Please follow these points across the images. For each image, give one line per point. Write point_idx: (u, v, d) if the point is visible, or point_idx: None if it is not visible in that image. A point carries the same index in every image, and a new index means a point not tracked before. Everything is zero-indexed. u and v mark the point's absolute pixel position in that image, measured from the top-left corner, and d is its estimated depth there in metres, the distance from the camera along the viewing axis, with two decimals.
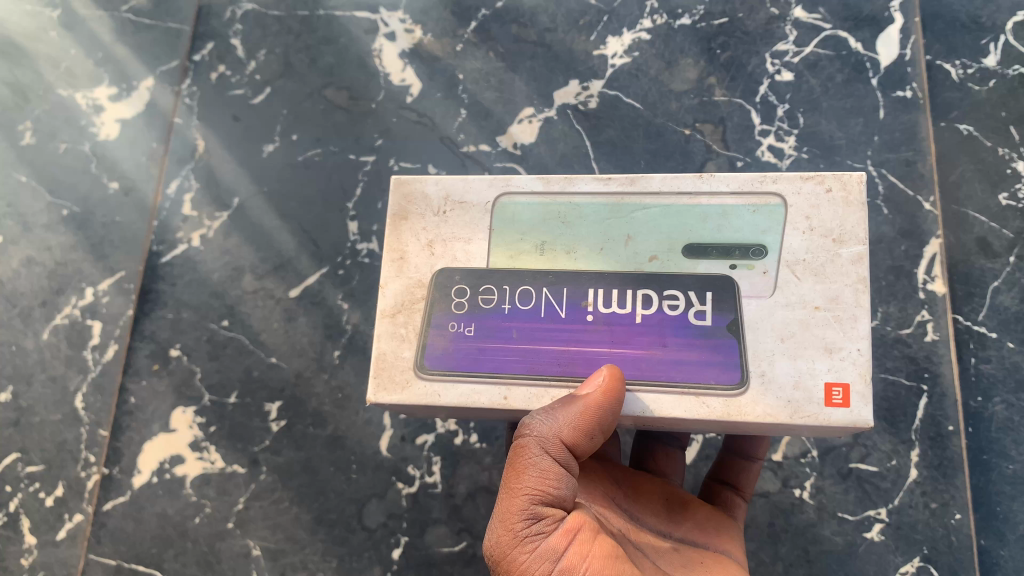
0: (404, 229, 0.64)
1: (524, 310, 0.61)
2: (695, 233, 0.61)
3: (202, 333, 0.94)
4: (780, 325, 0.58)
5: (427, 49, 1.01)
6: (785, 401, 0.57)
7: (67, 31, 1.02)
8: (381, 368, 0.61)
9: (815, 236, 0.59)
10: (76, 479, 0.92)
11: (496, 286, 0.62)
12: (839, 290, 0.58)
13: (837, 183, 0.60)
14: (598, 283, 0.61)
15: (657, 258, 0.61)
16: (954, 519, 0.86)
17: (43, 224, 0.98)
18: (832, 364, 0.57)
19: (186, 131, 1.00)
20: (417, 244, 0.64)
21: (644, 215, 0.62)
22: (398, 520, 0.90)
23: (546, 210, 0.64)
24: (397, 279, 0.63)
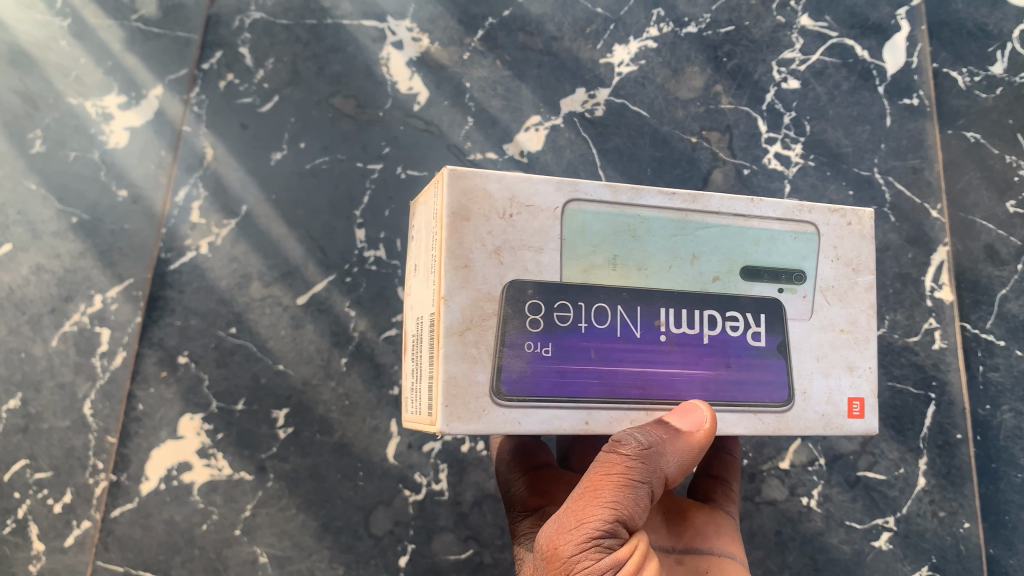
0: (467, 229, 0.60)
1: (600, 330, 0.61)
2: (749, 254, 0.64)
3: (210, 340, 0.94)
4: (816, 346, 0.64)
5: (434, 58, 1.01)
6: (818, 415, 0.64)
7: (77, 40, 1.02)
8: (454, 395, 0.58)
9: (840, 264, 0.66)
10: (85, 486, 0.92)
11: (571, 304, 0.61)
12: (858, 314, 0.65)
13: (858, 216, 0.66)
14: (668, 303, 0.62)
15: (719, 278, 0.64)
16: (962, 528, 0.86)
17: (52, 231, 0.98)
18: (853, 381, 0.65)
19: (195, 139, 1.00)
20: (481, 251, 0.60)
21: (706, 235, 0.64)
22: (404, 527, 0.90)
23: (616, 222, 0.62)
24: (463, 291, 0.59)
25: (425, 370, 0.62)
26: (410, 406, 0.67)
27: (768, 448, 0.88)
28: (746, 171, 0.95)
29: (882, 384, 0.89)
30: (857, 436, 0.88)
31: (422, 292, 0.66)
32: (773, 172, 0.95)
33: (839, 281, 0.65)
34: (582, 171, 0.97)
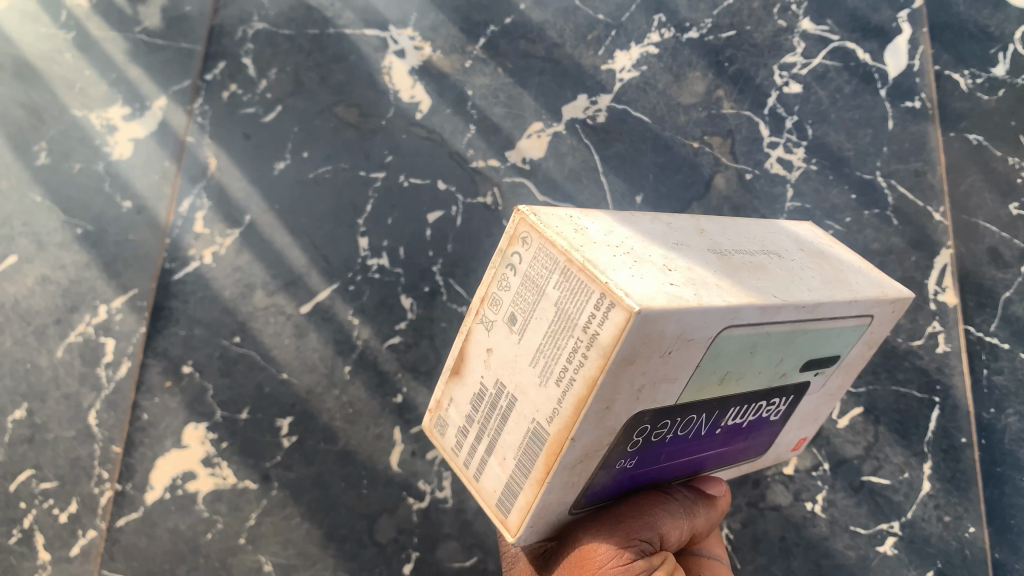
0: (629, 376, 0.48)
1: (683, 433, 0.59)
2: (819, 350, 0.61)
3: (214, 350, 0.95)
4: (804, 409, 0.70)
5: (436, 66, 1.02)
6: (776, 455, 0.75)
7: (81, 53, 1.04)
8: (535, 517, 0.56)
9: (864, 344, 0.65)
10: (90, 495, 0.92)
11: (672, 422, 0.56)
12: (834, 390, 0.69)
13: (897, 300, 0.63)
14: (739, 403, 0.60)
15: (786, 374, 0.61)
16: (968, 533, 0.85)
17: (57, 243, 0.99)
18: (808, 428, 0.74)
19: (198, 150, 1.01)
20: (622, 403, 0.50)
21: (807, 341, 0.58)
22: (408, 535, 0.90)
23: (750, 342, 0.53)
24: (595, 430, 0.51)
25: (494, 447, 0.57)
26: (449, 431, 0.62)
27: None
28: (748, 176, 0.95)
29: (886, 389, 0.89)
30: (861, 441, 0.88)
31: (499, 344, 0.54)
32: (776, 176, 0.95)
33: (854, 360, 0.66)
34: (584, 177, 0.96)
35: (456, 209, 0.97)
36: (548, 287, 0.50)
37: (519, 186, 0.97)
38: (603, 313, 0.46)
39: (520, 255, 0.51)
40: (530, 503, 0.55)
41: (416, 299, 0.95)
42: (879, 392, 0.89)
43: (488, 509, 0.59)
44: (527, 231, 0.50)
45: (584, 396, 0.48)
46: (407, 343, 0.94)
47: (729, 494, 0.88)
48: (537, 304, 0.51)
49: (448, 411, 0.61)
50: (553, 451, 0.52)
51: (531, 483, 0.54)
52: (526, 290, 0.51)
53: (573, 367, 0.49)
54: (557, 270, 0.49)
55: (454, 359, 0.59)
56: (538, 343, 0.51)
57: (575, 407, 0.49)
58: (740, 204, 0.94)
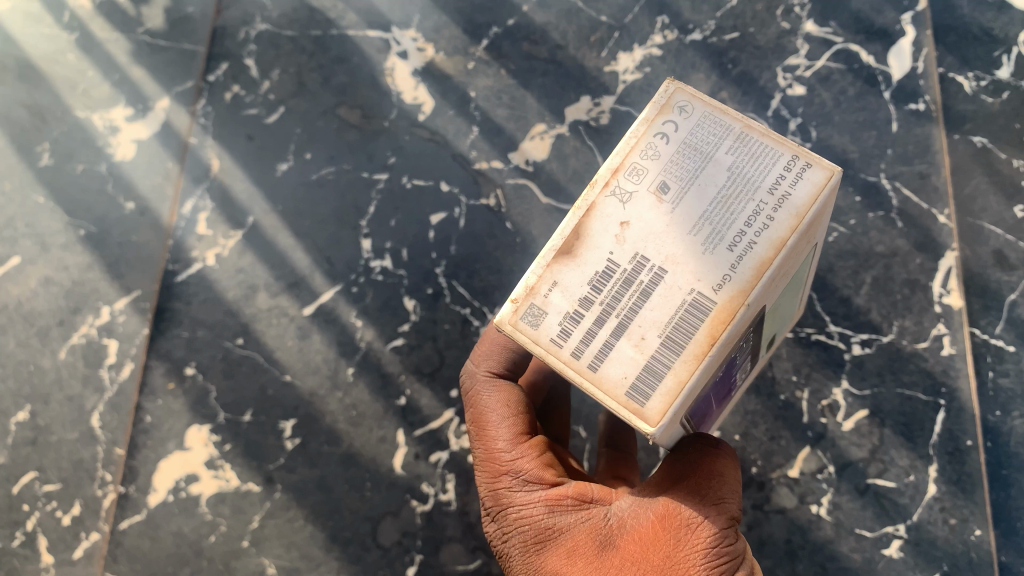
0: (789, 254, 0.53)
1: (734, 363, 0.63)
2: (790, 297, 0.68)
3: (217, 352, 0.95)
4: (752, 368, 0.78)
5: (439, 67, 1.01)
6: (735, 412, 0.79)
7: (84, 53, 1.04)
8: (682, 403, 0.51)
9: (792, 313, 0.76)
10: (93, 498, 0.92)
11: (748, 338, 0.60)
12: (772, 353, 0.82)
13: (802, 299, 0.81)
14: (753, 344, 0.65)
15: (772, 318, 0.67)
16: (974, 536, 0.85)
17: (60, 244, 0.99)
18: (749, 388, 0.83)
19: (200, 151, 1.01)
20: (773, 280, 0.54)
21: (794, 292, 0.67)
22: (412, 537, 0.90)
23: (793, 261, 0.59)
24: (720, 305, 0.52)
25: (625, 328, 0.53)
26: (547, 321, 0.54)
27: (777, 456, 0.89)
28: None
29: (891, 391, 0.89)
30: (867, 443, 0.88)
31: (642, 215, 0.54)
32: None
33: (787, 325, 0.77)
34: (587, 179, 0.96)
35: (459, 211, 0.97)
36: (717, 154, 0.54)
37: (522, 188, 0.97)
38: (795, 173, 0.53)
39: (675, 123, 0.55)
40: (681, 383, 0.51)
41: (420, 301, 0.94)
42: (883, 395, 0.89)
43: (614, 404, 0.52)
44: (684, 101, 0.55)
45: (770, 256, 0.52)
46: (410, 344, 0.93)
47: None
48: (705, 169, 0.54)
49: (549, 297, 0.54)
50: (721, 319, 0.52)
51: (685, 358, 0.52)
52: (684, 155, 0.55)
53: (755, 232, 0.52)
54: (729, 137, 0.55)
55: (565, 237, 0.54)
56: (702, 210, 0.53)
57: (775, 251, 0.52)
58: None
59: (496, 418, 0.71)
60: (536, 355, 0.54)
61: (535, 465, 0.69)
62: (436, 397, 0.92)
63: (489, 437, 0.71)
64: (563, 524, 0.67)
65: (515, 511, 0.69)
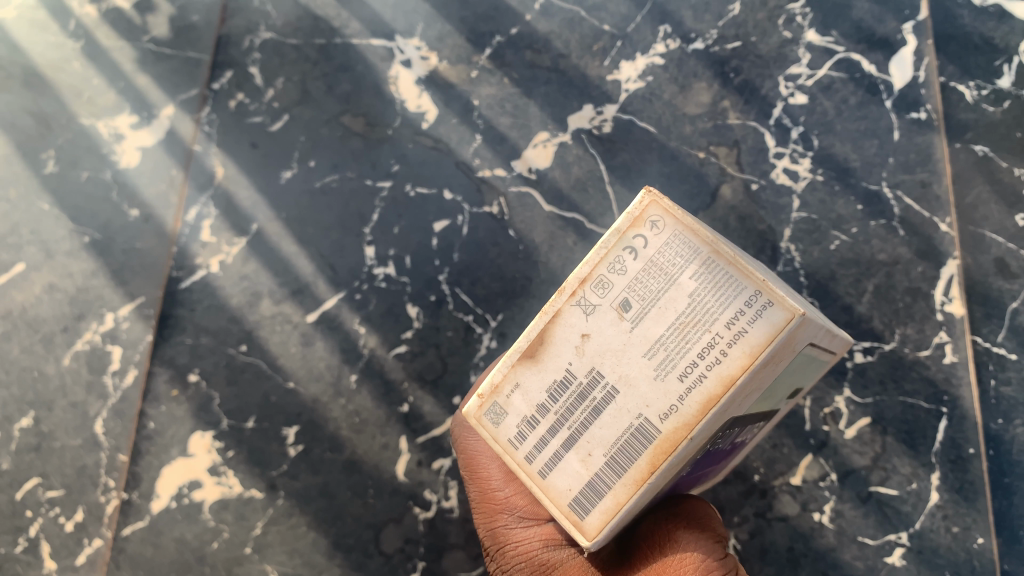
0: (747, 386, 0.48)
1: (720, 446, 0.60)
2: (806, 375, 0.62)
3: (221, 358, 0.95)
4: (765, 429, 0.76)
5: (443, 76, 1.02)
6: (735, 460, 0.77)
7: (90, 61, 1.05)
8: (621, 521, 0.50)
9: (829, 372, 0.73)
10: (96, 504, 0.92)
11: (730, 431, 0.57)
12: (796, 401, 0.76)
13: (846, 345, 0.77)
14: (751, 424, 0.62)
15: (781, 397, 0.62)
16: (976, 544, 0.85)
17: (65, 251, 0.99)
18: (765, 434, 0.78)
19: (205, 158, 1.01)
20: (734, 405, 0.49)
21: (811, 367, 0.60)
22: (415, 545, 0.90)
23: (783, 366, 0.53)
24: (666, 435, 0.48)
25: (575, 440, 0.51)
26: (506, 421, 0.53)
27: (779, 464, 0.89)
28: (754, 186, 0.95)
29: (893, 399, 0.89)
30: (869, 451, 0.88)
31: (603, 330, 0.50)
32: (782, 187, 0.95)
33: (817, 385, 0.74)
34: (590, 187, 0.96)
35: (462, 219, 0.97)
36: (680, 278, 0.48)
37: (525, 196, 0.97)
38: (754, 311, 0.46)
39: (645, 239, 0.49)
40: (619, 504, 0.49)
41: (423, 308, 0.95)
42: (886, 403, 0.89)
43: (557, 512, 0.51)
44: (658, 215, 0.49)
45: (718, 394, 0.47)
46: (413, 351, 0.94)
47: (736, 503, 0.89)
48: (667, 291, 0.49)
49: (510, 398, 0.53)
50: (663, 449, 0.48)
51: (627, 481, 0.49)
52: (650, 274, 0.49)
53: (705, 363, 0.47)
54: (696, 260, 0.48)
55: (530, 341, 0.53)
56: (660, 334, 0.48)
57: (723, 389, 0.47)
58: (746, 214, 0.95)
59: (487, 460, 0.73)
60: (494, 451, 0.54)
61: (528, 501, 0.70)
62: (439, 404, 0.92)
63: (483, 478, 0.73)
64: (556, 559, 0.66)
65: (512, 548, 0.69)
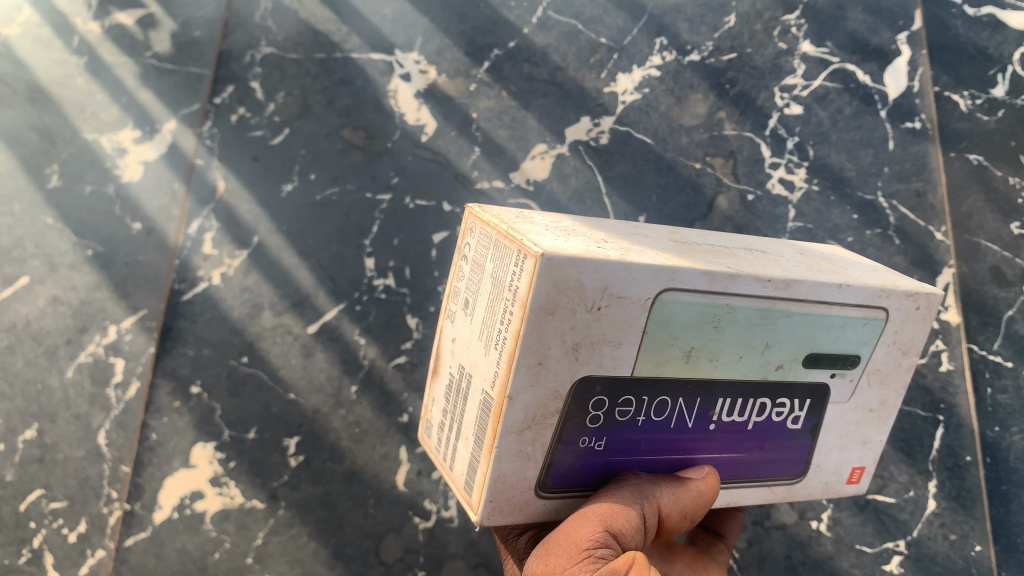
0: (550, 333, 0.52)
1: (654, 420, 0.60)
2: (775, 335, 0.59)
3: (222, 370, 0.95)
4: (840, 425, 0.67)
5: (441, 89, 1.03)
6: (824, 483, 0.69)
7: (92, 76, 1.06)
8: (494, 493, 0.57)
9: (892, 350, 0.65)
10: (99, 515, 0.92)
11: (633, 398, 0.58)
12: (888, 396, 0.68)
13: (925, 304, 0.64)
14: (730, 394, 0.61)
15: (784, 366, 0.61)
16: (973, 551, 0.85)
17: (68, 264, 1.00)
18: (863, 453, 0.69)
19: (207, 172, 1.02)
20: (552, 360, 0.53)
21: (738, 328, 0.58)
22: (415, 554, 0.91)
23: (657, 322, 0.55)
24: (530, 390, 0.54)
25: (461, 430, 0.60)
26: (433, 433, 0.65)
27: None
28: (750, 197, 0.96)
29: None
30: None
31: (461, 331, 0.60)
32: (778, 197, 0.96)
33: (883, 366, 0.66)
34: (588, 199, 0.98)
35: None
36: (489, 265, 0.56)
37: (524, 208, 0.98)
38: (520, 270, 0.51)
39: (472, 246, 0.59)
40: (485, 474, 0.56)
41: (422, 319, 0.96)
42: None
43: (459, 494, 0.60)
44: (473, 225, 0.60)
45: (511, 350, 0.52)
46: (413, 362, 0.95)
47: None
48: (484, 281, 0.57)
49: (433, 413, 0.65)
50: (496, 412, 0.55)
51: (484, 452, 0.57)
52: (476, 274, 0.58)
53: (504, 325, 0.53)
54: (491, 246, 0.56)
55: (433, 360, 0.65)
56: (485, 316, 0.56)
57: (513, 342, 0.52)
58: (743, 224, 0.96)
59: None
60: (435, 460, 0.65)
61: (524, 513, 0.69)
62: None
63: None
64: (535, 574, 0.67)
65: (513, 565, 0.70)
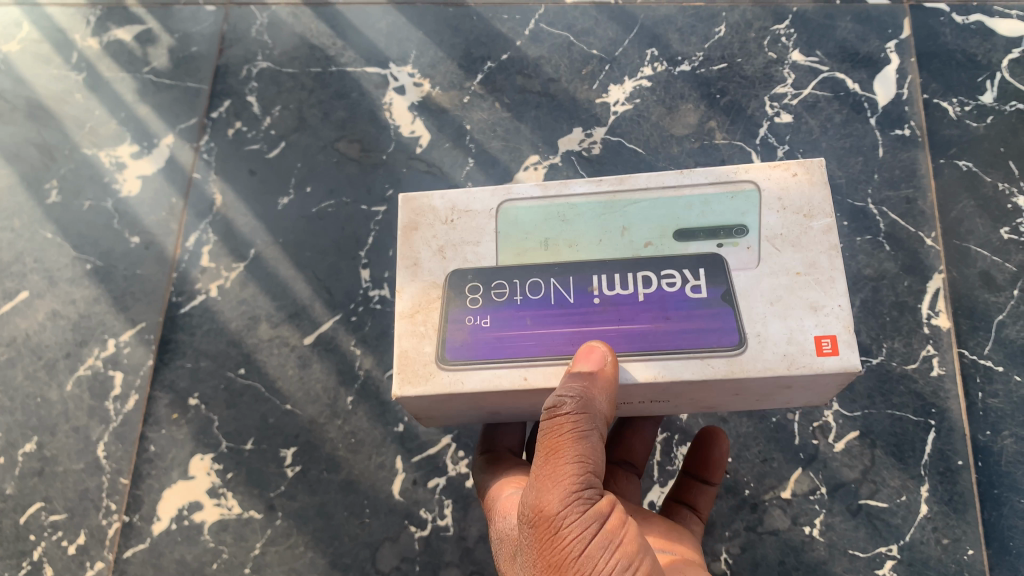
0: (418, 240, 0.64)
1: (533, 296, 0.62)
2: (630, 222, 0.63)
3: (220, 381, 0.96)
4: (766, 292, 0.59)
5: (436, 102, 1.05)
6: (781, 354, 0.58)
7: (92, 93, 1.08)
8: (404, 372, 0.60)
9: (788, 213, 0.61)
10: (98, 527, 0.92)
11: (507, 282, 0.62)
12: (815, 257, 0.60)
13: (801, 167, 0.62)
14: (600, 269, 0.62)
15: (650, 243, 0.62)
16: (966, 555, 0.84)
17: (68, 278, 1.01)
18: (818, 319, 0.58)
19: (204, 186, 1.03)
20: (423, 260, 0.64)
21: (586, 219, 0.64)
22: (411, 563, 0.88)
23: (509, 222, 0.64)
24: (412, 283, 0.63)
25: None
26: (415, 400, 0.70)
27: (769, 478, 0.88)
28: None
29: (881, 412, 0.89)
30: (858, 464, 0.88)
31: None
32: None
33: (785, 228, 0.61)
34: None
35: None
36: None
37: None
38: None
39: None
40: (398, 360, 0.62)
41: None
42: (874, 416, 0.89)
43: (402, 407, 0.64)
44: None
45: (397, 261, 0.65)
46: None
47: (727, 518, 0.87)
48: None
49: None
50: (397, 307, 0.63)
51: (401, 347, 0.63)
52: None
53: None
54: None
55: None
56: None
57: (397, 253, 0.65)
58: None
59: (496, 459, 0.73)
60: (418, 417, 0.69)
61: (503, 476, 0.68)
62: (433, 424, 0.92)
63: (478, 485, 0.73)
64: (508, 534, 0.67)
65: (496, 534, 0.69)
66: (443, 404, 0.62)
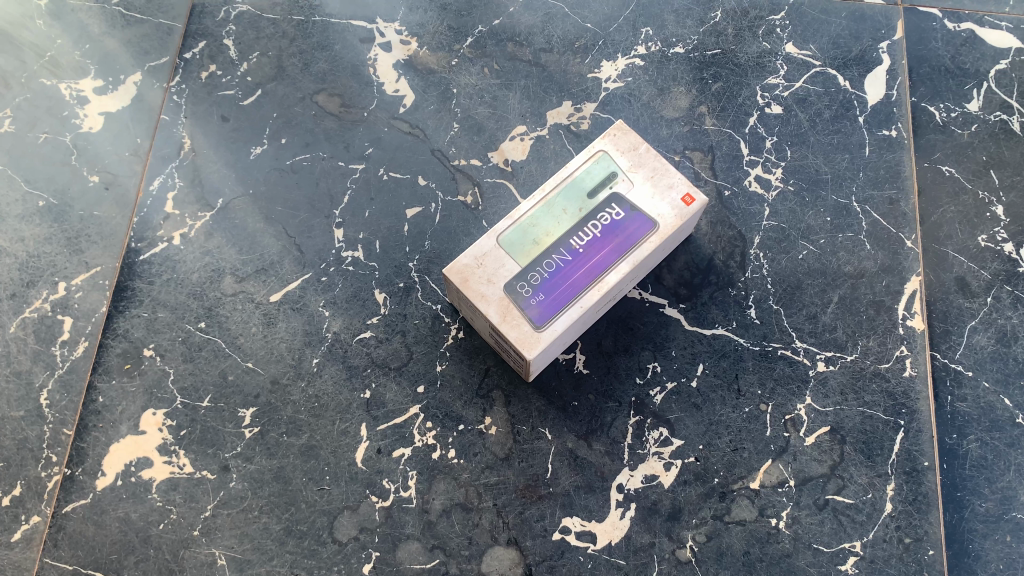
0: (472, 287, 0.83)
1: (554, 269, 0.83)
2: (567, 206, 0.86)
3: (177, 334, 0.91)
4: (642, 199, 0.85)
5: (423, 62, 1.01)
6: (668, 206, 0.85)
7: (54, 20, 1.02)
8: (521, 340, 0.81)
9: (624, 152, 0.87)
10: (37, 479, 0.87)
11: (532, 269, 0.83)
12: (650, 159, 0.86)
13: (614, 132, 0.88)
14: (568, 239, 0.84)
15: (581, 209, 0.86)
16: (927, 555, 0.85)
17: (17, 214, 0.95)
18: (671, 177, 0.86)
19: (173, 129, 0.98)
20: (481, 285, 0.83)
21: (542, 217, 0.86)
22: (370, 534, 0.85)
23: (510, 242, 0.85)
24: (486, 305, 0.82)
25: (507, 349, 0.84)
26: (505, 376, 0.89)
27: (739, 468, 0.87)
28: (726, 192, 0.96)
29: (853, 410, 0.89)
30: (827, 459, 0.87)
31: (476, 321, 0.87)
32: (754, 194, 0.96)
33: (627, 158, 0.87)
34: None
35: (436, 206, 0.95)
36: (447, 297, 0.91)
37: (499, 187, 0.96)
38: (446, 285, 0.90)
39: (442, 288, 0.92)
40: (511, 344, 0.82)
41: (390, 294, 0.92)
42: (845, 412, 0.89)
43: (529, 364, 0.82)
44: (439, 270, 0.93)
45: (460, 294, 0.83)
46: (378, 338, 0.90)
47: (694, 505, 0.86)
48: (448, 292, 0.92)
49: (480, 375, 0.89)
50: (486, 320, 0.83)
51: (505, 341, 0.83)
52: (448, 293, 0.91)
53: (468, 311, 0.86)
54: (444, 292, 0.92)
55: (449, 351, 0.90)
56: (466, 312, 0.87)
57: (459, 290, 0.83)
58: (718, 218, 0.94)
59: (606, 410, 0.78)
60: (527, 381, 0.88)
61: None
62: (401, 392, 0.89)
63: None
64: None
65: None
66: (552, 351, 0.84)
